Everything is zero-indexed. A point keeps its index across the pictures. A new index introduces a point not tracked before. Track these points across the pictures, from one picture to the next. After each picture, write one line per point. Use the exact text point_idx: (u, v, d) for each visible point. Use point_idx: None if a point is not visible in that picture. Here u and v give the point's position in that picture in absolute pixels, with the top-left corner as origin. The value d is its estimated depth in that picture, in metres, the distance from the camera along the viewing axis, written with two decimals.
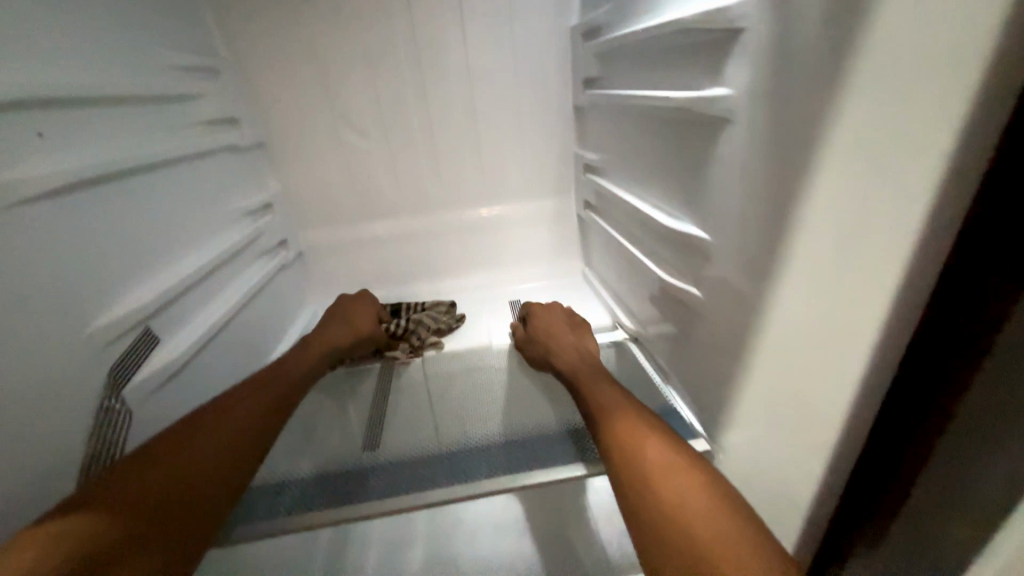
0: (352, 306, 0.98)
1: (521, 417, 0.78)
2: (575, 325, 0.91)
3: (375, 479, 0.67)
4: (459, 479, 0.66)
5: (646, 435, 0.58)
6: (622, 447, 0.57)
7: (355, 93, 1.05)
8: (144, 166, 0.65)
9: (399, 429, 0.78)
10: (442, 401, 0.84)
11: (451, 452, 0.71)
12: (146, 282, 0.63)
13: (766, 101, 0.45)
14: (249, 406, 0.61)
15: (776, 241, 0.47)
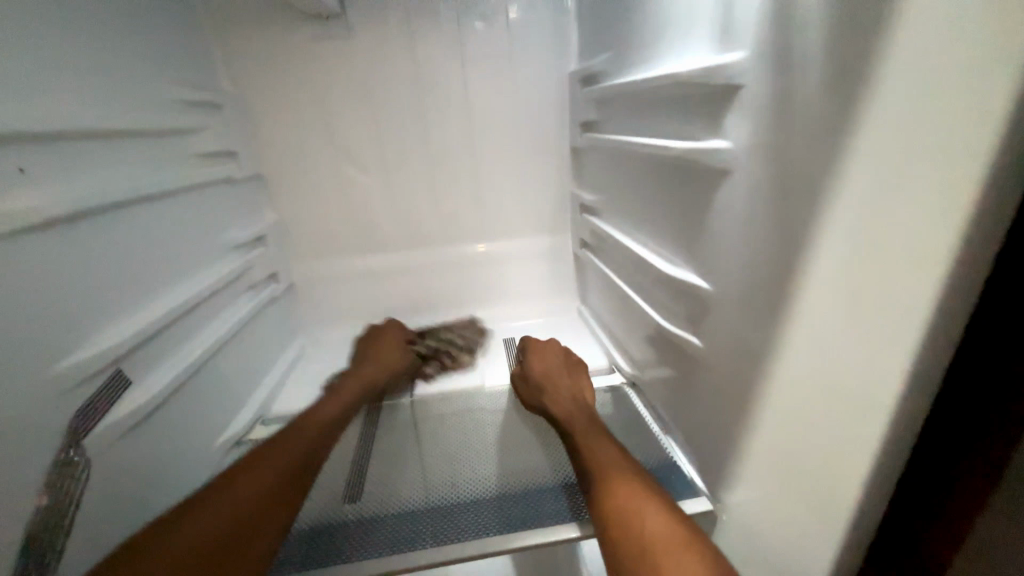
0: (381, 338, 0.98)
1: (512, 466, 0.74)
2: (570, 364, 0.88)
3: (358, 536, 0.63)
4: (446, 538, 0.62)
5: (639, 503, 0.54)
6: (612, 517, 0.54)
7: (354, 130, 1.06)
8: (133, 200, 0.63)
9: (386, 475, 0.74)
10: (432, 444, 0.80)
11: (437, 507, 0.67)
12: (125, 318, 0.60)
13: (768, 156, 0.45)
14: (266, 474, 0.58)
15: (780, 297, 0.46)
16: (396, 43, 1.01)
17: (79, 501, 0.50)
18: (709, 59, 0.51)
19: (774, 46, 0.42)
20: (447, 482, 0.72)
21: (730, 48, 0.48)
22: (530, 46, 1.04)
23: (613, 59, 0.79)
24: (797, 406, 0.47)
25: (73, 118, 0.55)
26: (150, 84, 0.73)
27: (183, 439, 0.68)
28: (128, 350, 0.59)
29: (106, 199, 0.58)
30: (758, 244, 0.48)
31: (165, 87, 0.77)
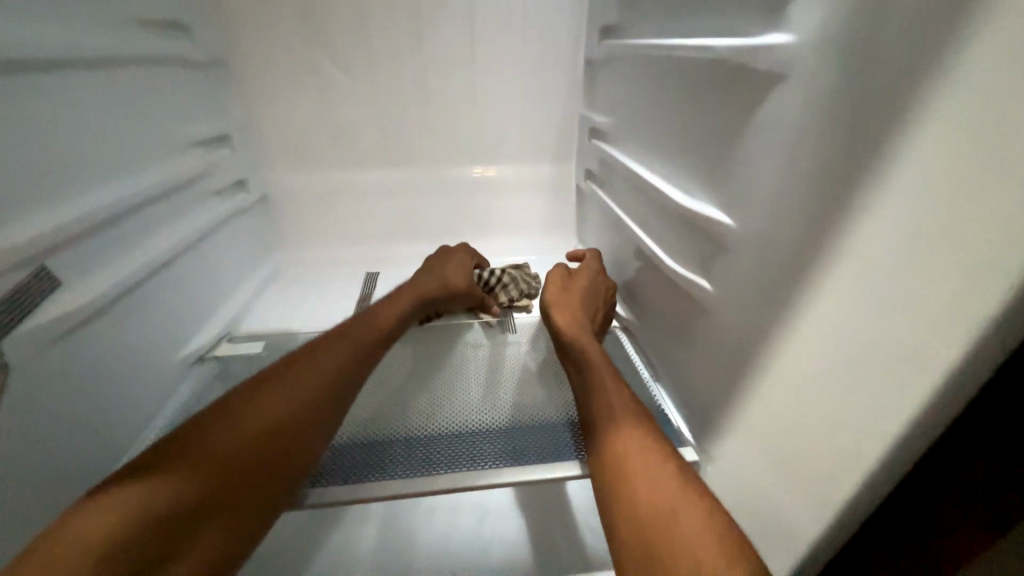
0: (443, 259, 0.87)
1: (507, 398, 0.70)
2: (596, 299, 0.79)
3: (355, 456, 0.60)
4: (441, 468, 0.59)
5: (646, 451, 0.50)
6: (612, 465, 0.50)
7: (334, 17, 0.90)
8: (53, 61, 0.51)
9: (372, 401, 0.69)
10: (428, 372, 0.75)
11: (431, 436, 0.63)
12: (57, 206, 0.52)
13: (844, 51, 0.35)
14: (312, 374, 0.54)
15: (824, 235, 0.39)
16: None
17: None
18: None
19: None
20: (449, 408, 0.68)
21: None
22: None
23: None
24: (803, 376, 0.41)
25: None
26: None
27: (129, 351, 0.62)
28: (54, 245, 0.51)
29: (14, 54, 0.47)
30: (807, 168, 0.40)
31: None
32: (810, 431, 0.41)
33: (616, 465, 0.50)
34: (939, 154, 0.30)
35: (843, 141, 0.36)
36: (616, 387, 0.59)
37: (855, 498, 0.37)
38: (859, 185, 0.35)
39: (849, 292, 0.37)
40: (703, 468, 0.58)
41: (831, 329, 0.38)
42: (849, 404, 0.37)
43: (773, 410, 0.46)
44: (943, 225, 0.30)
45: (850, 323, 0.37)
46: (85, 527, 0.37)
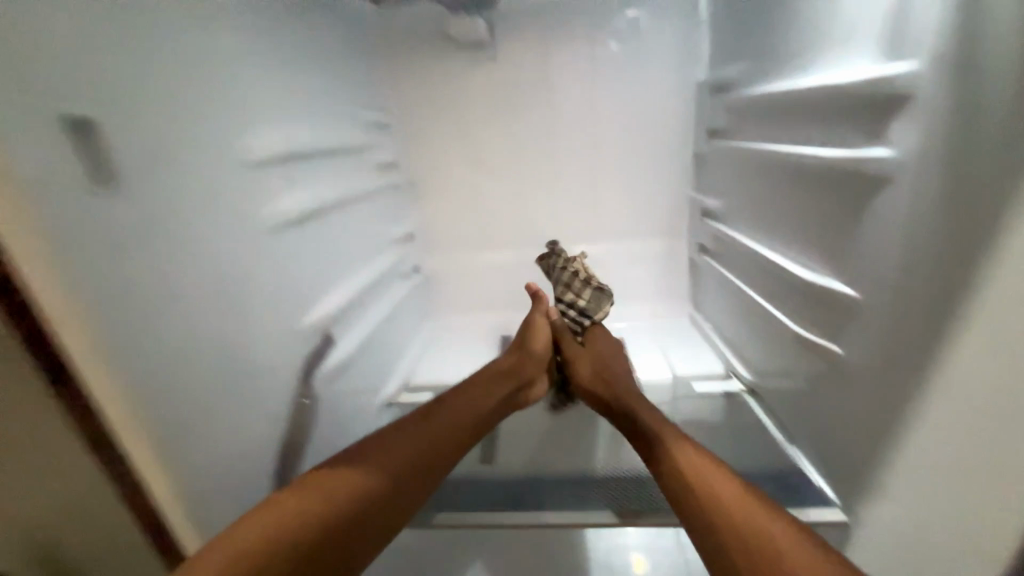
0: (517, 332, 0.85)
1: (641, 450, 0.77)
2: (620, 372, 0.76)
3: (522, 491, 0.73)
4: (601, 506, 0.68)
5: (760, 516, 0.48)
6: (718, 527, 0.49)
7: (488, 142, 1.17)
8: (333, 205, 0.81)
9: (532, 448, 0.81)
10: (578, 430, 0.84)
11: (587, 480, 0.73)
12: (333, 291, 0.79)
13: (942, 161, 0.44)
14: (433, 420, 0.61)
15: (951, 299, 0.45)
16: (534, 60, 1.10)
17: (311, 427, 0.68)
18: (875, 69, 0.51)
19: (956, 57, 0.42)
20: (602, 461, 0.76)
21: (899, 57, 0.48)
22: (653, 58, 1.07)
23: (753, 69, 0.80)
24: (976, 401, 0.45)
25: (295, 139, 0.72)
26: (347, 111, 0.91)
27: (357, 394, 0.84)
28: (327, 321, 0.76)
29: (318, 203, 0.75)
30: (922, 249, 0.47)
31: (356, 111, 0.95)
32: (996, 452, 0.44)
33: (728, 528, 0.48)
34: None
35: (953, 227, 0.44)
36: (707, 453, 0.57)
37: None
38: (977, 259, 0.43)
39: (992, 328, 0.43)
40: (856, 530, 0.58)
41: (984, 372, 0.44)
42: None
43: (951, 444, 0.48)
44: None
45: (1004, 364, 0.43)
46: (255, 527, 0.45)
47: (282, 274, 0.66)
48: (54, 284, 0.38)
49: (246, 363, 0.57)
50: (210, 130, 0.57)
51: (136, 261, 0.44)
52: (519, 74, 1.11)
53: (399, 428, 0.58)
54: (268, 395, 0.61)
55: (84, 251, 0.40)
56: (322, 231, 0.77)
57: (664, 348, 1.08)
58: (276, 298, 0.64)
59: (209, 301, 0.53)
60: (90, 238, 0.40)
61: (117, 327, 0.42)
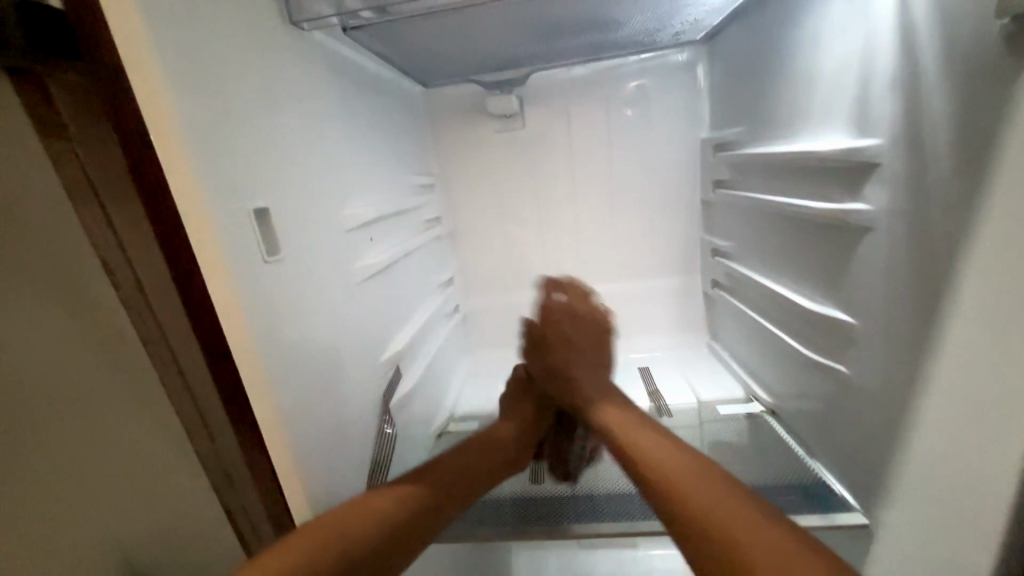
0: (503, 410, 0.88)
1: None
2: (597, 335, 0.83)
3: (573, 504, 0.80)
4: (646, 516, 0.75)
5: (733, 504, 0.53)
6: (683, 510, 0.54)
7: (519, 195, 1.33)
8: (398, 257, 0.95)
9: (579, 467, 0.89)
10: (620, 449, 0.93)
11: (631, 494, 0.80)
12: (399, 332, 0.92)
13: (904, 216, 0.56)
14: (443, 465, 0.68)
15: (925, 326, 0.55)
16: (558, 126, 1.27)
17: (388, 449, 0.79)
18: (848, 142, 0.65)
19: (906, 139, 0.55)
20: None
21: (865, 135, 0.62)
22: (661, 121, 1.23)
23: (749, 133, 0.95)
24: (947, 415, 0.54)
25: (373, 206, 0.86)
26: (405, 177, 1.07)
27: (417, 425, 0.94)
28: (395, 357, 0.87)
29: (388, 257, 0.89)
30: (898, 285, 0.58)
31: (411, 176, 1.11)
32: (966, 459, 0.52)
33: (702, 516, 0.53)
34: (982, 260, 0.47)
35: (919, 268, 0.55)
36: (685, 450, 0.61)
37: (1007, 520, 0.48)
38: (937, 294, 0.53)
39: (952, 353, 0.52)
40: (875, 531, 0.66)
41: (950, 389, 0.53)
42: (989, 432, 0.49)
43: (936, 448, 0.56)
44: (990, 314, 0.47)
45: (961, 384, 0.51)
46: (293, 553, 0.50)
47: (366, 319, 0.78)
48: (243, 327, 0.50)
49: (345, 395, 0.69)
50: (325, 205, 0.70)
51: (285, 314, 0.57)
52: (545, 139, 1.28)
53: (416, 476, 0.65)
54: (358, 421, 0.72)
55: (262, 307, 0.53)
56: (390, 281, 0.90)
57: (687, 376, 1.18)
58: (363, 340, 0.76)
59: (324, 344, 0.64)
60: (265, 296, 0.54)
61: (277, 361, 0.55)
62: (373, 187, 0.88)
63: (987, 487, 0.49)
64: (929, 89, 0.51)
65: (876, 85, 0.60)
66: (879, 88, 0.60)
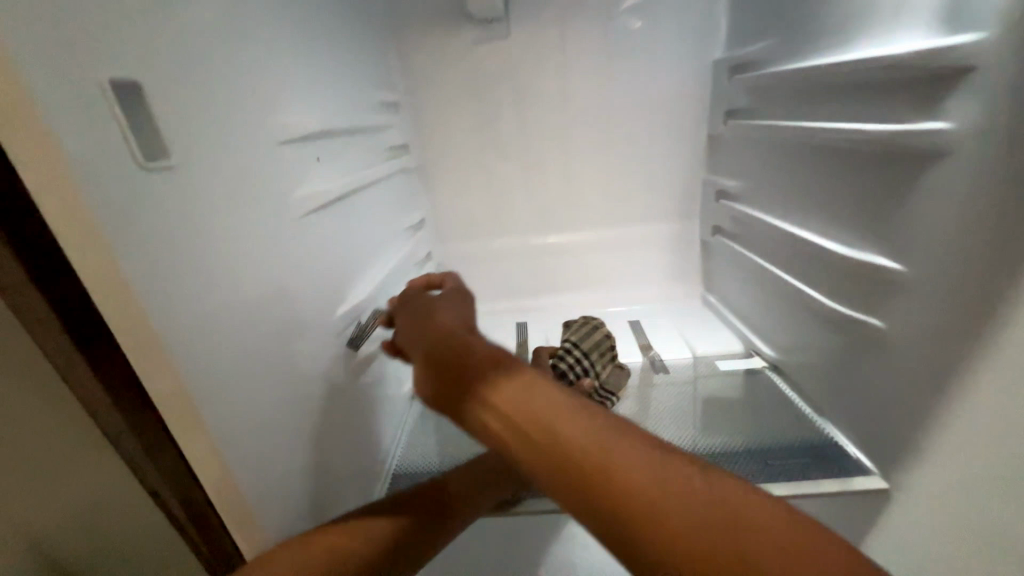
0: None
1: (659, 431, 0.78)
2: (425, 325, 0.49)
3: None
4: None
5: (666, 471, 0.33)
6: (587, 479, 0.33)
7: (502, 124, 1.14)
8: (354, 187, 0.77)
9: None
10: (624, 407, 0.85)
11: None
12: (359, 279, 0.76)
13: (1000, 134, 0.45)
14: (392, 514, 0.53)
15: (1005, 271, 0.46)
16: (549, 38, 1.07)
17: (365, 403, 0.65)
18: (928, 43, 0.51)
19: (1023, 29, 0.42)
20: None
21: (957, 31, 0.48)
22: (669, 36, 1.05)
23: (781, 46, 0.80)
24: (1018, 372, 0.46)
25: (316, 117, 0.67)
26: (362, 89, 0.86)
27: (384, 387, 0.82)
28: (355, 310, 0.72)
29: (341, 187, 0.71)
30: (976, 223, 0.48)
31: (370, 90, 0.90)
32: None
33: (591, 480, 0.33)
34: None
35: (1011, 201, 0.44)
36: (548, 378, 0.40)
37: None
38: None
39: None
40: (894, 493, 0.61)
41: None
42: None
43: (993, 409, 0.48)
44: None
45: None
46: None
47: (313, 263, 0.62)
48: (115, 274, 0.33)
49: (288, 359, 0.54)
50: (247, 105, 0.51)
51: (188, 250, 0.40)
52: (532, 54, 1.08)
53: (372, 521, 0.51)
54: (307, 387, 0.58)
55: (147, 241, 0.36)
56: (345, 216, 0.73)
57: (679, 328, 1.10)
58: (309, 288, 0.60)
59: (251, 294, 0.49)
60: (151, 223, 0.36)
61: (184, 317, 0.39)
62: (318, 93, 0.68)
63: None
64: None
65: None
66: None
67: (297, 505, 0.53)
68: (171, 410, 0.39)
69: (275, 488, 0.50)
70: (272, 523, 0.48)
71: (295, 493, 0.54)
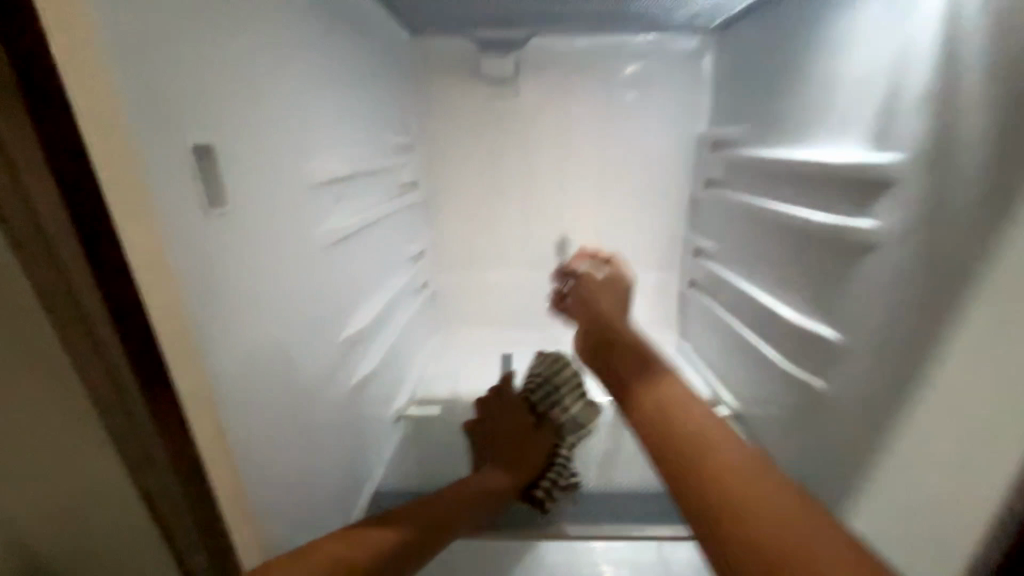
0: (495, 425, 0.86)
1: (623, 470, 0.87)
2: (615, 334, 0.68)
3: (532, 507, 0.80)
4: (612, 519, 0.77)
5: (721, 442, 0.47)
6: (687, 471, 0.45)
7: (505, 170, 1.24)
8: (367, 222, 0.85)
9: None
10: (592, 446, 0.92)
11: (597, 495, 0.82)
12: (362, 306, 0.83)
13: (916, 239, 0.54)
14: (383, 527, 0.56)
15: (919, 353, 0.54)
16: (554, 99, 1.18)
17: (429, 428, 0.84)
18: (864, 155, 0.62)
19: (930, 159, 0.52)
20: (611, 479, 0.85)
21: (885, 149, 0.59)
22: (661, 108, 1.18)
23: (752, 132, 0.91)
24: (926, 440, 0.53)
25: (341, 161, 0.75)
26: (383, 133, 0.96)
27: (374, 408, 0.86)
28: (355, 335, 0.78)
29: (355, 222, 0.79)
30: (897, 309, 0.57)
31: (390, 133, 1.00)
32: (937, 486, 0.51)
33: (691, 475, 0.44)
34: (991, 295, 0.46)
35: (923, 294, 0.53)
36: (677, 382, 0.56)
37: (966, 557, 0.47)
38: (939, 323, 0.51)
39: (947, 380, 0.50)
40: None
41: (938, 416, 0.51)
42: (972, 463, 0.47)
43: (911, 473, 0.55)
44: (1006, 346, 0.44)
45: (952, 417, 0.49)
46: None
47: (325, 291, 0.68)
48: (170, 289, 0.39)
49: (293, 381, 0.59)
50: (287, 153, 0.59)
51: (225, 279, 0.46)
52: (538, 112, 1.19)
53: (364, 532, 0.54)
54: (308, 404, 0.63)
55: (193, 271, 0.42)
56: (355, 250, 0.80)
57: None
58: (319, 314, 0.66)
59: (268, 321, 0.54)
60: (197, 257, 0.43)
61: (208, 339, 0.44)
62: (345, 140, 0.77)
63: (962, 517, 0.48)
64: (965, 107, 0.48)
65: (905, 97, 0.56)
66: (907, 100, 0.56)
67: (289, 515, 0.57)
68: (197, 420, 0.42)
69: (272, 498, 0.54)
70: (267, 531, 0.52)
71: (288, 504, 0.57)
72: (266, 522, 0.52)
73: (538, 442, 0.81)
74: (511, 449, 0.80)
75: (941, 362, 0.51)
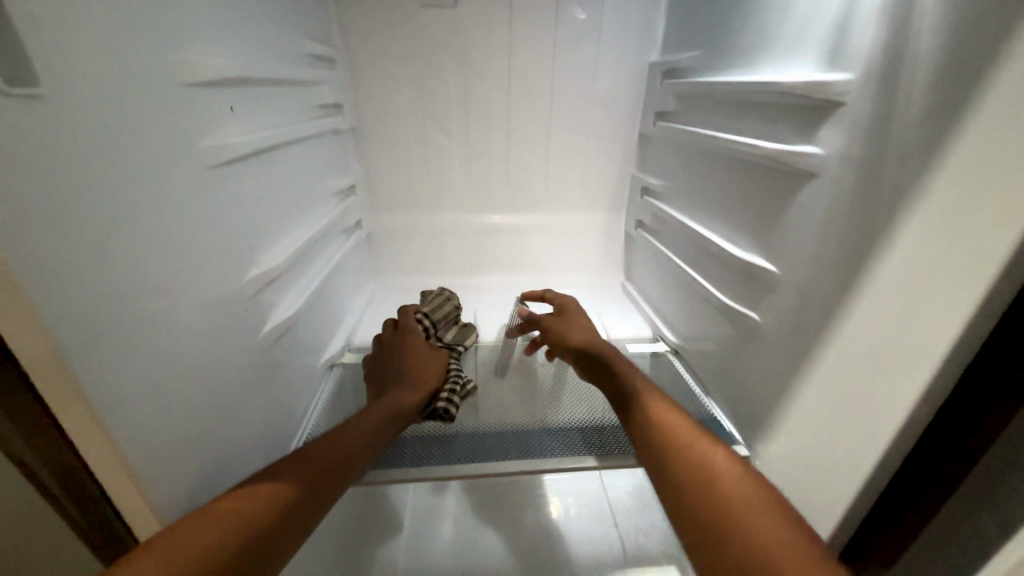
0: (388, 353, 0.82)
1: (574, 407, 0.83)
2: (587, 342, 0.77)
3: (461, 446, 0.75)
4: (542, 454, 0.73)
5: (693, 432, 0.55)
6: (678, 466, 0.51)
7: (444, 97, 1.12)
8: (275, 144, 0.72)
9: (481, 405, 0.84)
10: (532, 389, 0.89)
11: (535, 430, 0.78)
12: (274, 242, 0.72)
13: (855, 164, 0.53)
14: (306, 463, 0.51)
15: (848, 279, 0.55)
16: (498, 13, 1.05)
17: (372, 378, 0.80)
18: (814, 75, 0.59)
19: (880, 76, 0.50)
20: (549, 415, 0.82)
21: (836, 68, 0.56)
22: (614, 31, 1.08)
23: (704, 58, 0.86)
24: (848, 361, 0.56)
25: (233, 62, 0.61)
26: (291, 39, 0.80)
27: (299, 356, 0.79)
28: (268, 275, 0.69)
29: (258, 142, 0.66)
30: (830, 237, 0.57)
31: (301, 40, 0.84)
32: (859, 405, 0.54)
33: (688, 477, 0.49)
34: (926, 217, 0.46)
35: (858, 221, 0.53)
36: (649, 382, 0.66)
37: (885, 453, 0.52)
38: (874, 248, 0.51)
39: (873, 304, 0.52)
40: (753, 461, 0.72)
41: (862, 339, 0.54)
42: (892, 377, 0.50)
43: (830, 392, 0.58)
44: (934, 264, 0.45)
45: (877, 337, 0.52)
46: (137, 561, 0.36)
47: (217, 221, 0.57)
48: None
49: (182, 323, 0.50)
50: (140, 35, 0.46)
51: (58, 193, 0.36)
52: (479, 27, 1.06)
53: (285, 476, 0.48)
54: (209, 351, 0.55)
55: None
56: (258, 174, 0.68)
57: (597, 313, 1.17)
58: (211, 247, 0.56)
59: (137, 252, 0.44)
60: (8, 150, 0.32)
61: (47, 261, 0.35)
62: (235, 35, 0.63)
63: (880, 425, 0.52)
64: (921, 15, 0.46)
65: (860, 9, 0.53)
66: (862, 13, 0.53)
67: (198, 472, 0.51)
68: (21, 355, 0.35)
69: (172, 455, 0.47)
70: (162, 490, 0.46)
71: (197, 462, 0.51)
72: (162, 481, 0.46)
73: (431, 361, 0.80)
74: (405, 368, 0.76)
75: (875, 277, 0.51)
